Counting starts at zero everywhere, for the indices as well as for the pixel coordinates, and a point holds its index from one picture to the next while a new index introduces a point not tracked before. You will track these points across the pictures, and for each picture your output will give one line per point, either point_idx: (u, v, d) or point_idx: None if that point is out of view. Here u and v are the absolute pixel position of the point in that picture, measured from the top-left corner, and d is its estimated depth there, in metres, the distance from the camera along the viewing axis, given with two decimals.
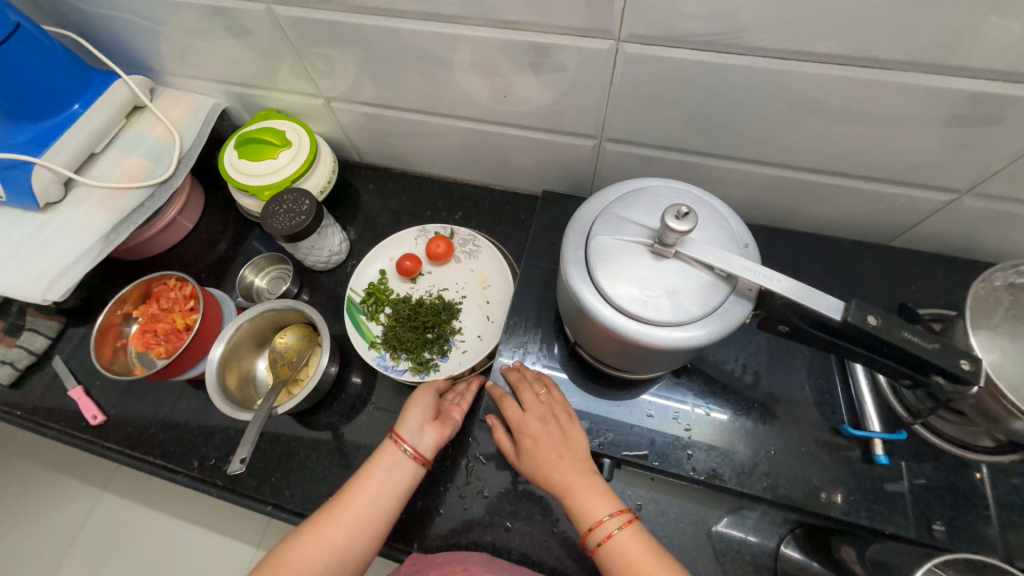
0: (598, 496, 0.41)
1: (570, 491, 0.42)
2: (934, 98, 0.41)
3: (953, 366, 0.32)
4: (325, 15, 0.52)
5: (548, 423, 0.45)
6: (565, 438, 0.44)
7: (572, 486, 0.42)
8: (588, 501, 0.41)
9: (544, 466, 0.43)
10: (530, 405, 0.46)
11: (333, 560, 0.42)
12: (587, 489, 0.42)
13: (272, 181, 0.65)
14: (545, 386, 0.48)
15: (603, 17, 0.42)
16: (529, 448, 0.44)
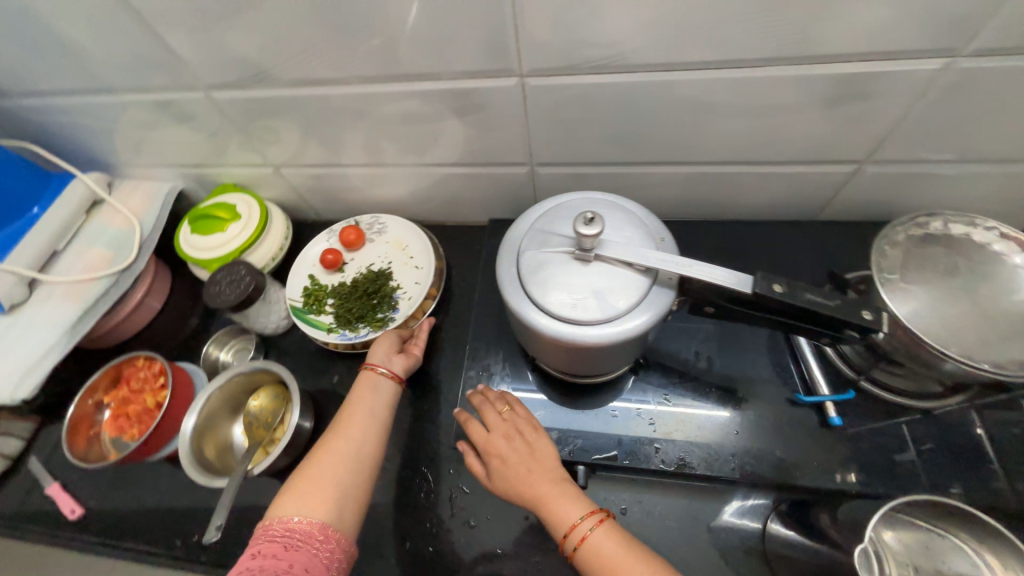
0: (569, 499, 0.43)
1: (542, 501, 0.43)
2: (807, 85, 0.45)
3: (858, 318, 0.35)
4: (260, 93, 0.57)
5: (513, 439, 0.46)
6: (531, 447, 0.46)
7: (545, 495, 0.43)
8: (561, 506, 0.42)
9: (514, 480, 0.44)
10: (492, 422, 0.48)
11: (351, 460, 0.49)
12: (558, 495, 0.43)
13: (224, 252, 0.68)
14: (507, 404, 0.49)
15: (503, 58, 0.47)
16: (498, 463, 0.46)
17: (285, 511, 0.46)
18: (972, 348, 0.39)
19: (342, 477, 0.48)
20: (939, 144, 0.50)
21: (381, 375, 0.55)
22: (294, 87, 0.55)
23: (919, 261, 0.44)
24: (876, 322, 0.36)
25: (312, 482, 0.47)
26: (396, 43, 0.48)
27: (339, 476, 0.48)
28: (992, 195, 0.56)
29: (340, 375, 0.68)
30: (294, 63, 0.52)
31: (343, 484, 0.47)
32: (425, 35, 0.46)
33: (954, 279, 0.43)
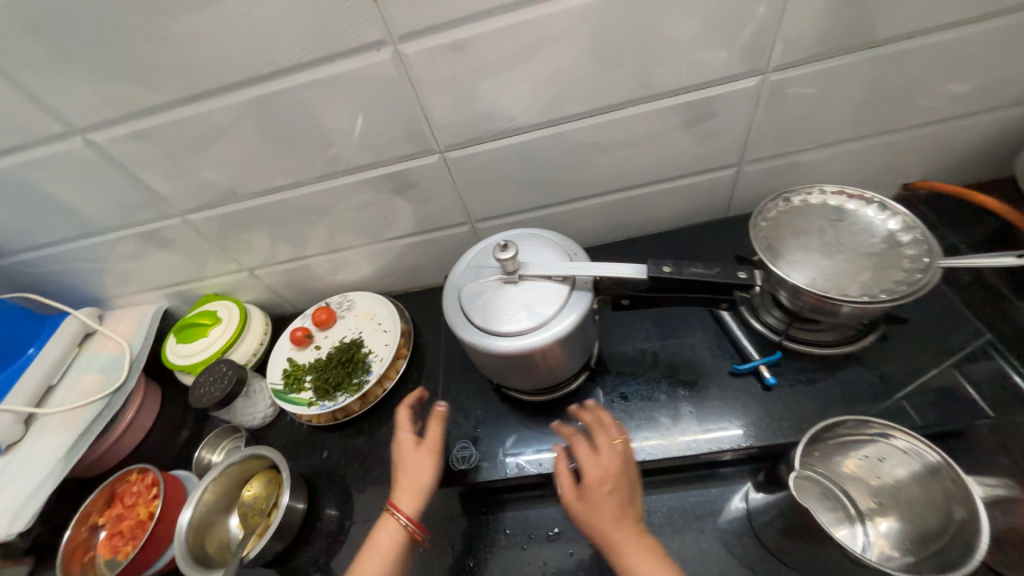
0: (655, 563, 0.40)
1: (630, 552, 0.41)
2: (666, 115, 0.56)
3: (735, 279, 0.42)
4: (229, 208, 0.66)
5: (617, 475, 0.45)
6: (631, 494, 0.44)
7: (631, 551, 0.41)
8: (648, 569, 0.40)
9: (604, 520, 0.42)
10: (602, 452, 0.46)
11: None
12: (644, 555, 0.40)
13: (207, 354, 0.74)
14: (621, 437, 0.48)
15: (422, 141, 0.58)
16: (593, 492, 0.44)
17: None
18: (849, 289, 0.47)
19: None
20: (790, 139, 0.61)
21: (398, 523, 0.48)
22: (257, 197, 0.65)
23: (792, 230, 0.53)
24: (751, 278, 0.43)
25: None
26: (334, 146, 0.58)
27: None
28: (855, 169, 0.66)
29: (329, 450, 0.70)
30: (254, 178, 0.62)
31: None
32: (356, 137, 0.57)
33: (824, 237, 0.51)
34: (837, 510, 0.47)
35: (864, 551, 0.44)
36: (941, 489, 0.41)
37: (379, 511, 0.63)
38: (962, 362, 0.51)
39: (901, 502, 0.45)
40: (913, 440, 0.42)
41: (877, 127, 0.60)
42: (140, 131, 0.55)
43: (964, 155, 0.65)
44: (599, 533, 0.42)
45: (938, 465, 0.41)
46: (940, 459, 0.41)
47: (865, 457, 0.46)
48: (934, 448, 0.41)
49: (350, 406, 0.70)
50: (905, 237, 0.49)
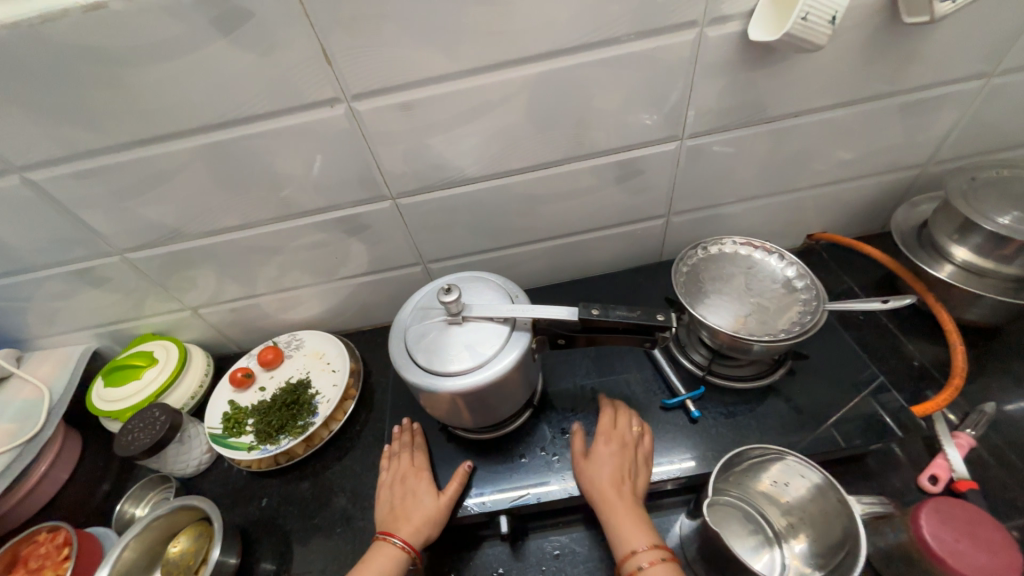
0: (639, 525, 0.46)
1: (619, 511, 0.47)
2: (599, 171, 0.63)
3: (654, 320, 0.47)
4: (174, 247, 0.66)
5: (626, 450, 0.52)
6: (635, 468, 0.51)
7: (620, 511, 0.47)
8: (632, 528, 0.46)
9: (604, 480, 0.49)
10: (619, 430, 0.54)
11: None
12: (631, 517, 0.46)
13: (138, 399, 0.70)
14: (641, 428, 0.54)
15: (375, 188, 0.61)
16: (600, 457, 0.51)
17: None
18: (755, 329, 0.53)
19: None
20: (708, 195, 0.69)
21: (394, 546, 0.48)
22: (204, 237, 0.65)
23: (708, 277, 0.59)
24: (668, 320, 0.47)
25: None
26: (287, 190, 0.60)
27: None
28: (766, 221, 0.75)
29: (268, 497, 0.67)
30: (202, 218, 0.63)
31: None
32: (309, 182, 0.60)
33: (734, 283, 0.58)
34: (757, 533, 0.51)
35: (783, 571, 0.48)
36: (832, 508, 0.46)
37: (319, 561, 0.60)
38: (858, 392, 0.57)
39: (809, 521, 0.49)
40: (803, 464, 0.47)
41: (780, 186, 0.69)
42: (83, 171, 0.55)
43: (853, 212, 0.75)
44: (596, 491, 0.48)
45: (826, 485, 0.46)
46: (825, 479, 0.46)
47: (775, 480, 0.51)
48: (819, 468, 0.46)
49: (293, 449, 0.68)
50: (800, 283, 0.56)
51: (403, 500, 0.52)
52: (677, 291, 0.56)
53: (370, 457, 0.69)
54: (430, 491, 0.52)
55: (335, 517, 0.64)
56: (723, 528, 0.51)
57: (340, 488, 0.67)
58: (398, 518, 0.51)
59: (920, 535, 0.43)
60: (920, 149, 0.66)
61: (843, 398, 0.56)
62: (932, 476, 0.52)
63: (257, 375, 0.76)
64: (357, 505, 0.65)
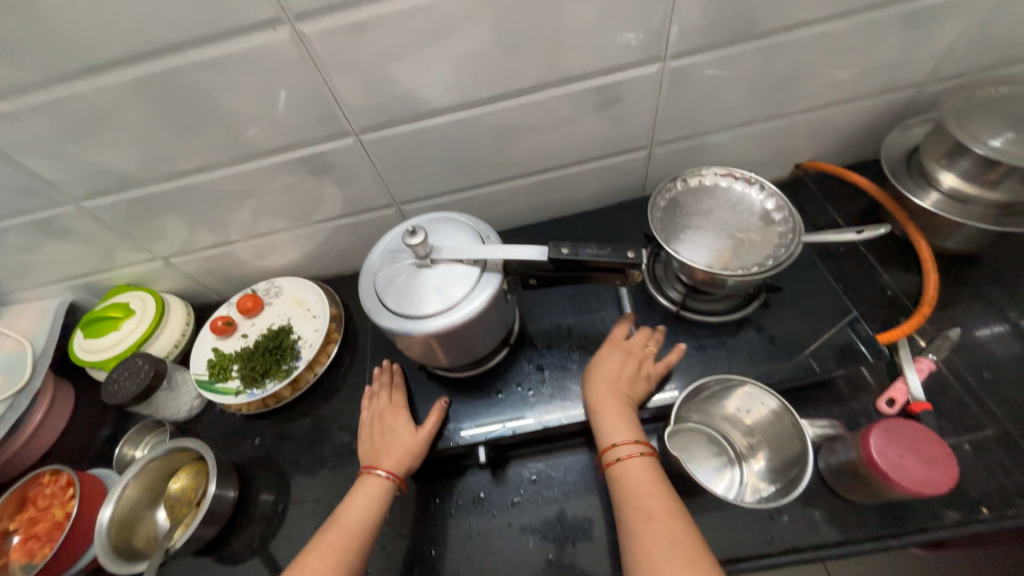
0: (625, 423, 0.50)
1: (610, 410, 0.51)
2: (576, 99, 0.59)
3: (625, 258, 0.46)
4: (131, 195, 0.63)
5: (628, 360, 0.54)
6: (634, 375, 0.54)
7: (611, 410, 0.51)
8: (618, 425, 0.50)
9: (600, 383, 0.53)
10: (630, 342, 0.56)
11: None
12: (621, 416, 0.50)
13: (121, 349, 0.71)
14: (655, 344, 0.56)
15: (335, 124, 0.57)
16: (602, 362, 0.55)
17: None
18: (729, 264, 0.53)
19: None
20: (693, 124, 0.65)
21: (379, 477, 0.51)
22: (161, 183, 0.62)
23: (685, 211, 0.58)
24: (639, 257, 0.46)
25: None
26: (241, 128, 0.56)
27: None
28: (754, 151, 0.72)
29: (261, 436, 0.70)
30: (155, 162, 0.59)
31: None
32: (263, 119, 0.55)
33: (711, 217, 0.57)
34: (720, 455, 0.54)
35: (742, 487, 0.52)
36: (786, 428, 0.49)
37: (313, 492, 0.64)
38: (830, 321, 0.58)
39: (768, 442, 0.52)
40: (760, 389, 0.50)
41: (770, 112, 0.65)
42: (11, 113, 0.50)
43: (844, 138, 0.72)
44: (593, 392, 0.53)
45: (780, 408, 0.49)
46: (780, 403, 0.49)
47: (739, 405, 0.53)
48: (777, 395, 0.50)
49: (280, 392, 0.70)
50: (777, 215, 0.55)
51: (383, 436, 0.55)
52: (652, 225, 0.54)
53: (356, 396, 0.72)
54: (409, 426, 0.55)
55: (326, 452, 0.67)
56: (687, 450, 0.54)
57: (329, 427, 0.69)
58: (379, 452, 0.54)
59: (869, 455, 0.45)
60: (920, 66, 0.62)
61: (815, 328, 0.57)
62: (890, 398, 0.54)
63: (238, 322, 0.76)
64: (346, 442, 0.67)
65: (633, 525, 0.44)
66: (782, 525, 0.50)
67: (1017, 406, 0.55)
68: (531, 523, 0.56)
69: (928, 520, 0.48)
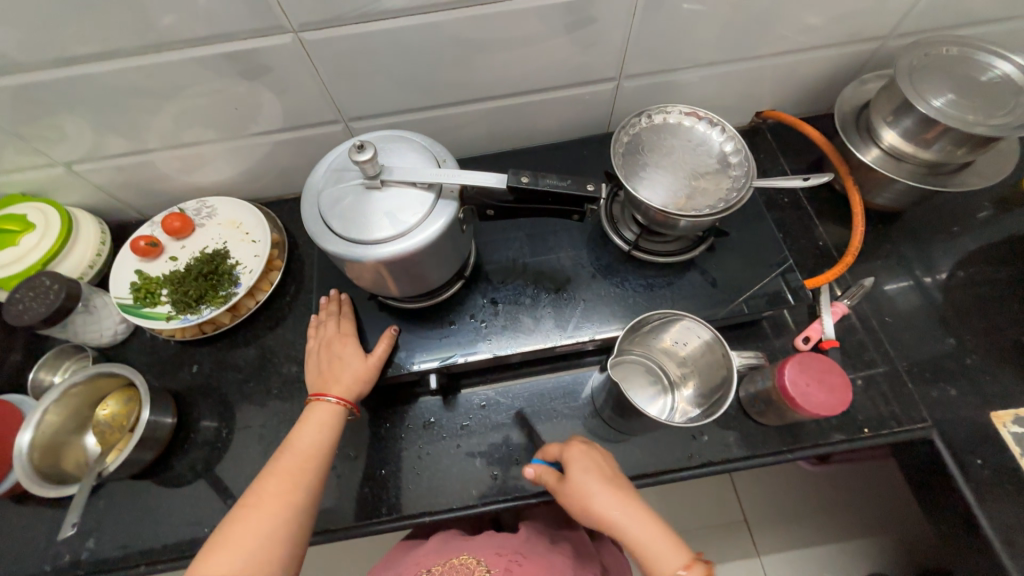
0: (666, 542, 0.40)
1: (638, 542, 0.40)
2: (545, 15, 0.54)
3: (584, 191, 0.45)
4: (11, 82, 0.52)
5: (598, 461, 0.46)
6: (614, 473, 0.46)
7: (642, 543, 0.40)
8: (663, 553, 0.39)
9: (603, 514, 0.42)
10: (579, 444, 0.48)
11: (289, 508, 0.44)
12: (654, 541, 0.40)
13: (21, 267, 0.63)
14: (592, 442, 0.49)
15: (269, 15, 0.49)
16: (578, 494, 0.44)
17: (211, 561, 0.39)
18: (684, 205, 0.53)
19: (268, 527, 0.42)
20: (664, 58, 0.63)
21: (329, 402, 0.51)
22: (52, 70, 0.51)
23: (647, 149, 0.57)
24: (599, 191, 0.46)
25: (242, 523, 0.42)
26: (149, 9, 0.47)
27: (270, 521, 0.42)
28: (719, 93, 0.71)
29: (200, 363, 0.67)
30: (39, 41, 0.48)
31: (270, 531, 0.42)
32: (179, 1, 0.47)
33: (671, 157, 0.57)
34: (655, 383, 0.58)
35: (673, 411, 0.57)
36: (716, 358, 0.53)
37: (260, 418, 0.63)
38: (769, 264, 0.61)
39: (698, 371, 0.57)
40: (697, 323, 0.53)
41: (741, 52, 0.64)
42: None
43: (806, 87, 0.73)
44: (605, 519, 0.42)
45: (712, 340, 0.52)
46: (713, 336, 0.52)
47: (674, 338, 0.57)
48: (711, 328, 0.52)
49: (218, 319, 0.66)
50: (734, 159, 0.56)
51: (331, 364, 0.54)
52: (615, 163, 0.53)
53: (303, 325, 0.69)
54: (358, 354, 0.54)
55: (271, 379, 0.66)
56: (626, 379, 0.58)
57: (275, 355, 0.67)
58: (327, 379, 0.53)
59: (782, 383, 0.50)
60: (886, 18, 0.62)
61: (753, 272, 0.60)
62: (806, 336, 0.61)
63: (165, 244, 0.69)
64: (293, 370, 0.66)
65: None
66: (701, 443, 0.56)
67: (906, 346, 0.63)
68: (479, 444, 0.59)
69: (821, 438, 0.56)
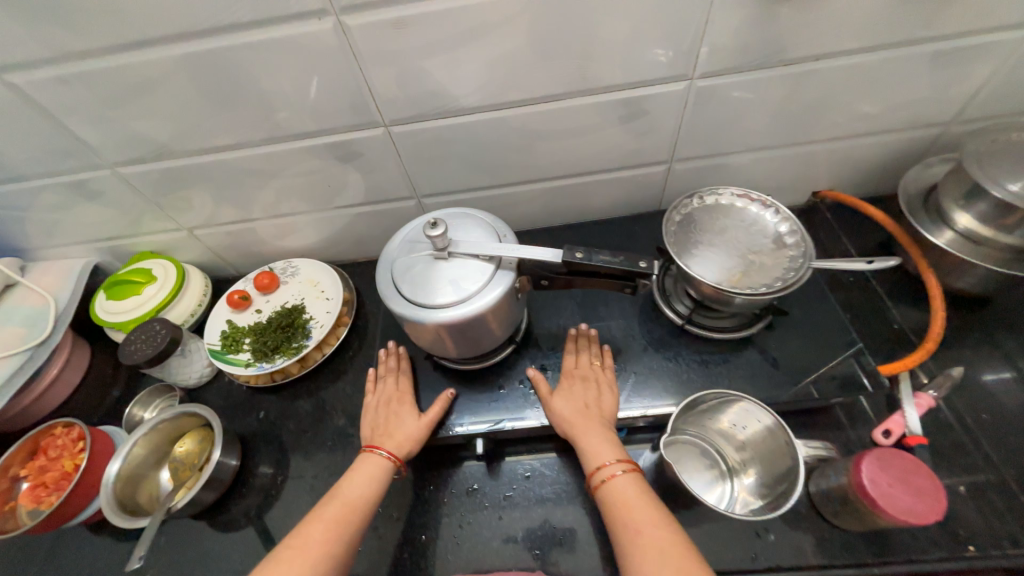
0: (604, 445, 0.49)
1: (587, 433, 0.50)
2: (601, 109, 0.60)
3: (637, 267, 0.47)
4: (163, 164, 0.65)
5: (588, 382, 0.55)
6: (598, 393, 0.54)
7: (586, 432, 0.50)
8: (601, 446, 0.48)
9: (570, 409, 0.52)
10: (581, 365, 0.57)
11: (326, 564, 0.44)
12: (600, 437, 0.49)
13: (139, 314, 0.73)
14: (600, 358, 0.58)
15: (367, 113, 0.59)
16: (563, 395, 0.54)
17: None
18: (737, 282, 0.53)
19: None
20: (715, 143, 0.66)
21: (379, 456, 0.52)
22: (193, 156, 0.64)
23: (700, 226, 0.59)
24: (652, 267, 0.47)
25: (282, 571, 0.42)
26: (275, 110, 0.58)
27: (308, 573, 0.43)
28: (772, 175, 0.73)
29: (266, 410, 0.72)
30: (191, 135, 0.61)
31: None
32: (301, 101, 0.57)
33: (724, 235, 0.58)
34: (712, 468, 0.55)
35: (732, 500, 0.52)
36: (778, 447, 0.50)
37: (312, 468, 0.66)
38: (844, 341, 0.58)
39: (761, 459, 0.52)
40: (756, 405, 0.51)
41: (791, 139, 0.66)
42: (65, 76, 0.52)
43: (864, 169, 0.73)
44: (565, 421, 0.52)
45: (774, 426, 0.50)
46: (775, 421, 0.49)
47: (734, 421, 0.54)
48: (772, 412, 0.50)
49: (288, 369, 0.71)
50: (791, 239, 0.56)
51: (387, 419, 0.56)
52: (666, 239, 0.56)
53: (361, 379, 0.73)
54: (413, 413, 0.56)
55: (328, 429, 0.69)
56: (679, 459, 0.55)
57: (333, 406, 0.71)
58: (382, 434, 0.55)
59: (860, 482, 0.45)
60: (945, 106, 0.62)
61: (818, 354, 0.57)
62: (886, 430, 0.55)
63: (253, 298, 0.78)
64: (348, 422, 0.69)
65: (629, 545, 0.42)
66: (766, 543, 0.50)
67: (1014, 449, 0.55)
68: (519, 517, 0.57)
69: (914, 552, 0.48)
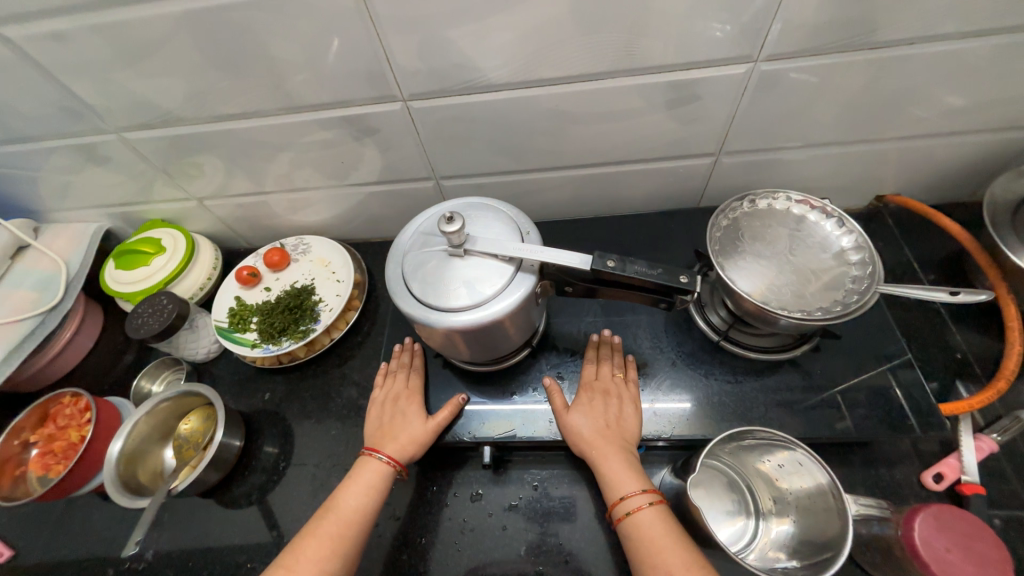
0: (628, 472, 0.45)
1: (609, 459, 0.46)
2: (646, 92, 0.53)
3: (676, 282, 0.41)
4: (170, 131, 0.61)
5: (609, 397, 0.51)
6: (620, 411, 0.50)
7: (609, 457, 0.46)
8: (625, 475, 0.45)
9: (591, 429, 0.49)
10: (602, 379, 0.53)
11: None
12: (623, 464, 0.46)
13: (148, 285, 0.71)
14: (622, 369, 0.54)
15: (385, 87, 0.54)
16: (582, 413, 0.50)
17: None
18: (787, 302, 0.48)
19: None
20: (772, 136, 0.58)
21: (379, 461, 0.50)
22: (200, 124, 0.60)
23: (748, 235, 0.53)
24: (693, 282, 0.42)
25: None
26: (286, 77, 0.53)
27: None
28: (831, 175, 0.65)
29: (272, 391, 0.70)
30: (197, 102, 0.56)
31: None
32: (313, 69, 0.52)
33: (775, 247, 0.52)
34: (737, 502, 0.51)
35: (752, 540, 0.48)
36: (824, 505, 0.45)
37: (315, 456, 0.64)
38: (898, 369, 0.52)
39: (797, 507, 0.48)
40: (807, 455, 0.45)
41: (861, 135, 0.58)
42: (61, 32, 0.48)
43: (940, 173, 0.64)
44: (585, 442, 0.48)
45: (826, 485, 0.44)
46: (828, 480, 0.44)
47: (779, 466, 0.49)
48: (829, 470, 0.44)
49: (295, 352, 0.69)
50: (854, 257, 0.50)
51: (392, 419, 0.54)
52: (710, 245, 0.50)
53: (369, 366, 0.71)
54: (419, 415, 0.53)
55: (333, 415, 0.67)
56: (702, 487, 0.52)
57: (340, 392, 0.69)
58: (386, 435, 0.52)
59: (911, 538, 0.42)
60: None
61: (867, 383, 0.52)
62: (938, 473, 0.49)
63: (263, 275, 0.75)
64: (354, 411, 0.67)
65: None
66: None
67: None
68: (523, 531, 0.54)
69: None
